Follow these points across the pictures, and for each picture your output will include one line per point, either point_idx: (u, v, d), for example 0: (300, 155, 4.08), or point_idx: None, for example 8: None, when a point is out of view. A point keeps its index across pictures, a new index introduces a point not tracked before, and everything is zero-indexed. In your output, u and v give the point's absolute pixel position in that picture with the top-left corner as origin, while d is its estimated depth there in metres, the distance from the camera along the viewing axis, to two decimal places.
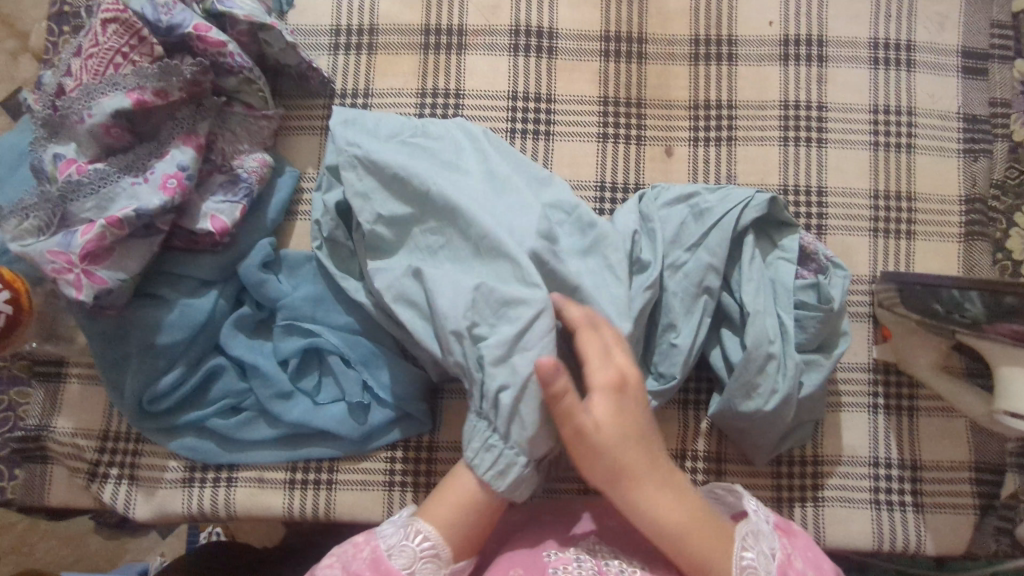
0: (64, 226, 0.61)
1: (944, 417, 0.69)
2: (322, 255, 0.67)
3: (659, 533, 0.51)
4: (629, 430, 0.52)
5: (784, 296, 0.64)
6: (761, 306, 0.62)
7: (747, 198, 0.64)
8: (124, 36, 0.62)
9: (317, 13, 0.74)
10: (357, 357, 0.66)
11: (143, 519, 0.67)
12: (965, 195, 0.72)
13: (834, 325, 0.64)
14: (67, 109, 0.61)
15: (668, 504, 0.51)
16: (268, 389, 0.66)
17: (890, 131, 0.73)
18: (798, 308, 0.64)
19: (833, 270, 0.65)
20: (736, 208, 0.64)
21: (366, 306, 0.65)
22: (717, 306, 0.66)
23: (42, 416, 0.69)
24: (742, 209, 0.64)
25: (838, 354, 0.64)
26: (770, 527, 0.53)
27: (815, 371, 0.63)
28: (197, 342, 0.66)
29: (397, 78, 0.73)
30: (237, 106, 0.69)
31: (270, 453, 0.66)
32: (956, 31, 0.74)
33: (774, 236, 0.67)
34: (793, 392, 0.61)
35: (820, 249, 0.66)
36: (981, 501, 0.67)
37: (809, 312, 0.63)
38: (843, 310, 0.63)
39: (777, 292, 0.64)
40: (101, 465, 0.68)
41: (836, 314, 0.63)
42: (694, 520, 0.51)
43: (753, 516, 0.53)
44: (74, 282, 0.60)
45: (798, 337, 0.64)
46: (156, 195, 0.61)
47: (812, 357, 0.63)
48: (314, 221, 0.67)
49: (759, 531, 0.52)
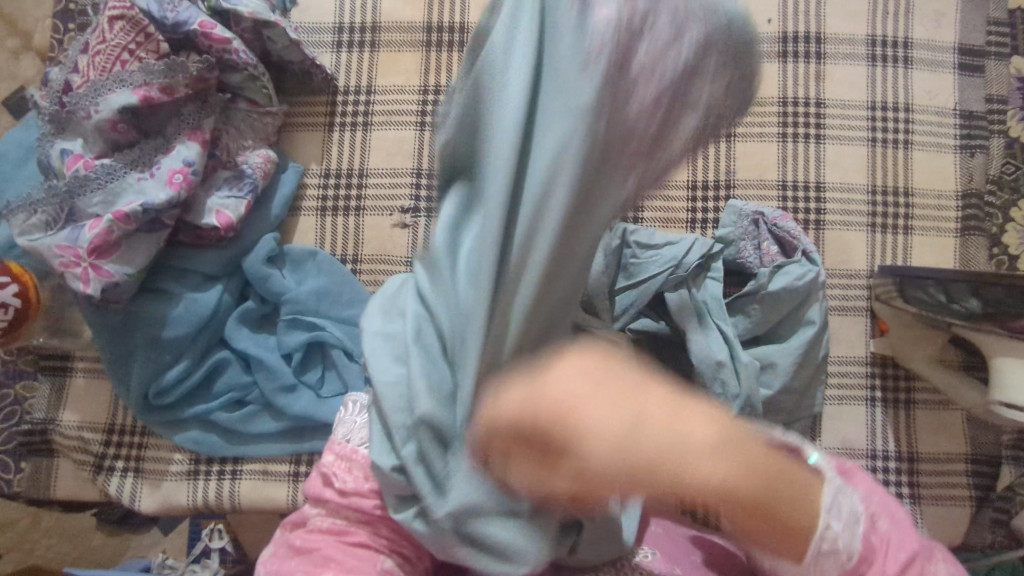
0: (71, 220, 0.62)
1: (940, 409, 0.69)
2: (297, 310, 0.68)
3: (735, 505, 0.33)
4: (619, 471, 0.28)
5: (718, 308, 0.66)
6: (693, 323, 0.64)
7: (674, 261, 0.65)
8: (131, 33, 0.62)
9: (321, 11, 0.75)
10: (360, 351, 0.68)
11: (148, 511, 0.68)
12: (961, 189, 0.73)
13: (786, 310, 0.66)
14: (76, 105, 0.62)
15: (719, 452, 0.31)
16: (273, 382, 0.67)
17: (887, 127, 0.73)
18: (735, 301, 0.67)
19: (805, 263, 0.66)
20: (665, 271, 0.65)
21: (343, 326, 0.69)
22: (659, 340, 0.67)
23: (48, 409, 0.70)
24: (673, 268, 0.66)
25: (812, 344, 0.65)
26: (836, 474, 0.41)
27: (774, 373, 0.65)
28: (203, 336, 0.67)
29: (398, 76, 0.74)
30: (241, 102, 0.69)
31: (276, 445, 0.67)
32: (953, 29, 0.75)
33: (694, 279, 0.68)
34: (754, 394, 0.62)
35: (802, 241, 0.68)
36: (977, 493, 0.68)
37: (749, 301, 0.67)
38: (791, 296, 0.65)
39: (706, 307, 0.66)
40: (107, 458, 0.68)
41: (783, 301, 0.65)
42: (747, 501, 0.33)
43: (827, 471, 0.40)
44: (81, 276, 0.60)
45: (743, 324, 0.67)
46: (162, 190, 0.62)
47: (767, 359, 0.65)
48: (290, 279, 0.69)
49: (842, 492, 0.39)
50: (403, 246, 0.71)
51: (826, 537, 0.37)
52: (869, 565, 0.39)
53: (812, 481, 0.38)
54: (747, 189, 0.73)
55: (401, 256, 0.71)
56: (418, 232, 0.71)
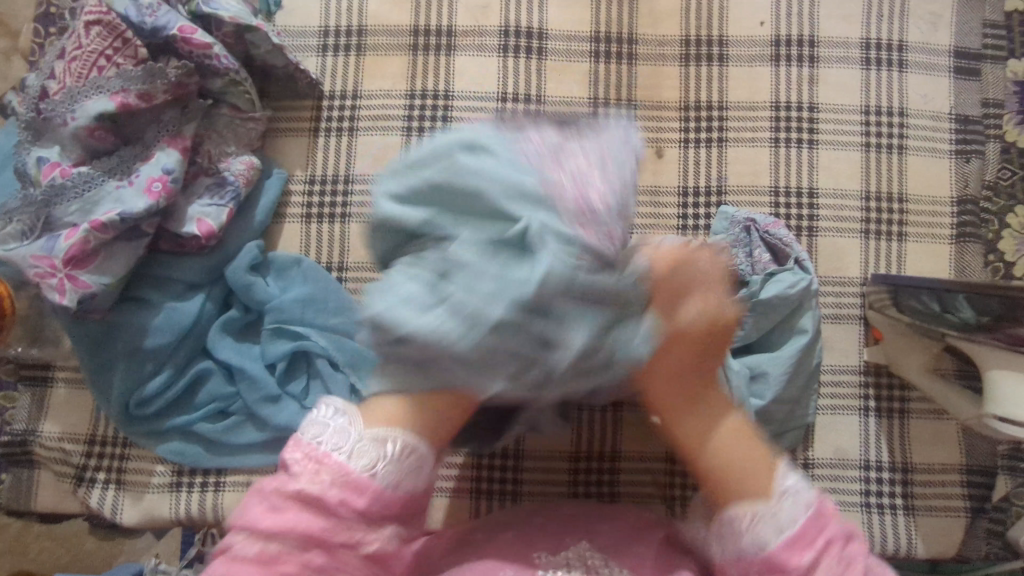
0: (48, 229, 0.60)
1: (935, 419, 0.68)
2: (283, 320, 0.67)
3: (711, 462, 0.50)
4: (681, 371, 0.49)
5: None
6: None
7: None
8: (108, 38, 0.61)
9: (306, 14, 0.74)
10: (346, 360, 0.66)
11: (130, 524, 0.67)
12: (956, 196, 0.72)
13: (779, 318, 0.65)
14: (51, 112, 0.61)
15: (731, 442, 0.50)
16: (257, 393, 0.66)
17: (881, 132, 0.72)
18: None
19: (797, 272, 0.66)
20: None
21: (327, 335, 0.67)
22: None
23: (29, 420, 0.69)
24: None
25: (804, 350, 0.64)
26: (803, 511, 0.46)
27: (765, 383, 0.63)
28: (185, 344, 0.66)
29: (385, 80, 0.73)
30: (224, 107, 0.68)
31: (258, 456, 0.66)
32: (948, 31, 0.74)
33: None
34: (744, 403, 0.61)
35: (795, 248, 0.67)
36: (972, 504, 0.67)
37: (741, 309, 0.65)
38: (782, 305, 0.64)
39: None
40: (88, 470, 0.67)
41: (774, 309, 0.64)
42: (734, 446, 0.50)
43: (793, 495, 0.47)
44: (57, 287, 0.59)
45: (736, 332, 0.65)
46: (140, 199, 0.61)
47: (760, 370, 0.63)
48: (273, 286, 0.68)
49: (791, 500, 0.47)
50: None
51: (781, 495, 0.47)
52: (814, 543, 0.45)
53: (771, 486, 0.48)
54: (739, 194, 0.71)
55: None
56: None
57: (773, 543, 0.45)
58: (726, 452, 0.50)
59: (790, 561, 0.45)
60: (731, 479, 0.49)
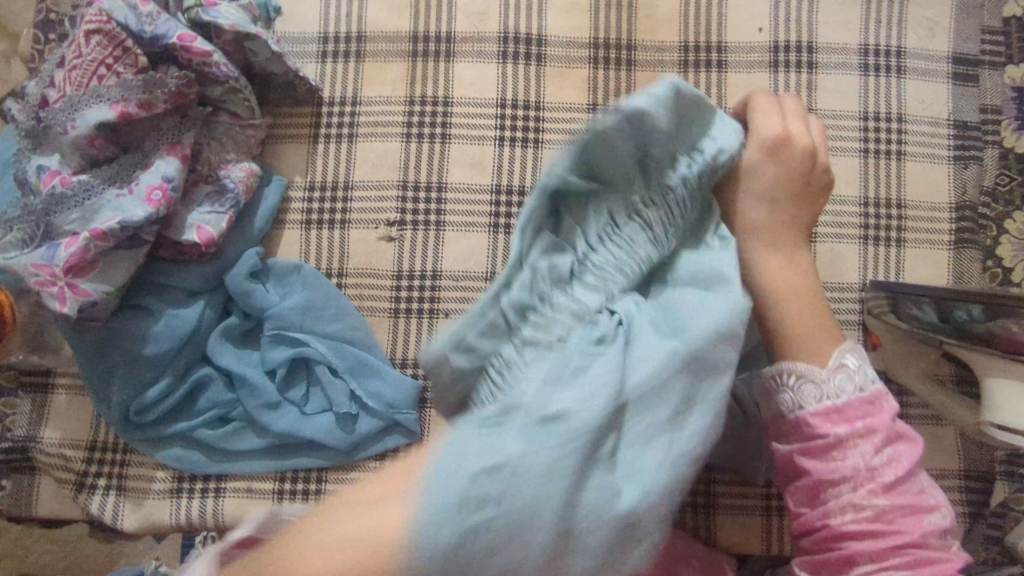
0: (48, 238, 0.61)
1: (934, 426, 0.68)
2: (283, 325, 0.67)
3: (780, 300, 0.50)
4: (775, 192, 0.51)
5: None
6: None
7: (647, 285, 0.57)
8: (108, 47, 0.61)
9: (305, 21, 0.74)
10: (346, 366, 0.67)
11: (131, 530, 0.67)
12: (954, 202, 0.72)
13: None
14: (52, 120, 0.61)
15: (789, 277, 0.51)
16: (257, 399, 0.66)
17: (880, 138, 0.72)
18: None
19: None
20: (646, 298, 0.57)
21: (327, 342, 0.67)
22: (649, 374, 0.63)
23: (29, 426, 0.69)
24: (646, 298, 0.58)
25: None
26: (856, 386, 0.47)
27: None
28: (185, 351, 0.66)
29: (384, 87, 0.73)
30: (223, 115, 0.68)
31: (259, 462, 0.66)
32: (946, 37, 0.74)
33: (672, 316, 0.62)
34: None
35: None
36: (971, 510, 0.67)
37: None
38: None
39: None
40: (89, 476, 0.67)
41: None
42: (808, 305, 0.50)
43: (855, 374, 0.47)
44: (58, 296, 0.59)
45: None
46: (140, 207, 0.61)
47: None
48: (274, 292, 0.69)
49: (850, 376, 0.47)
50: (389, 259, 0.70)
51: (840, 365, 0.48)
52: (872, 420, 0.46)
53: (837, 341, 0.49)
54: None
55: (388, 269, 0.70)
56: (404, 245, 0.70)
57: (809, 409, 0.47)
58: (779, 281, 0.51)
59: (820, 429, 0.46)
60: (791, 324, 0.49)
